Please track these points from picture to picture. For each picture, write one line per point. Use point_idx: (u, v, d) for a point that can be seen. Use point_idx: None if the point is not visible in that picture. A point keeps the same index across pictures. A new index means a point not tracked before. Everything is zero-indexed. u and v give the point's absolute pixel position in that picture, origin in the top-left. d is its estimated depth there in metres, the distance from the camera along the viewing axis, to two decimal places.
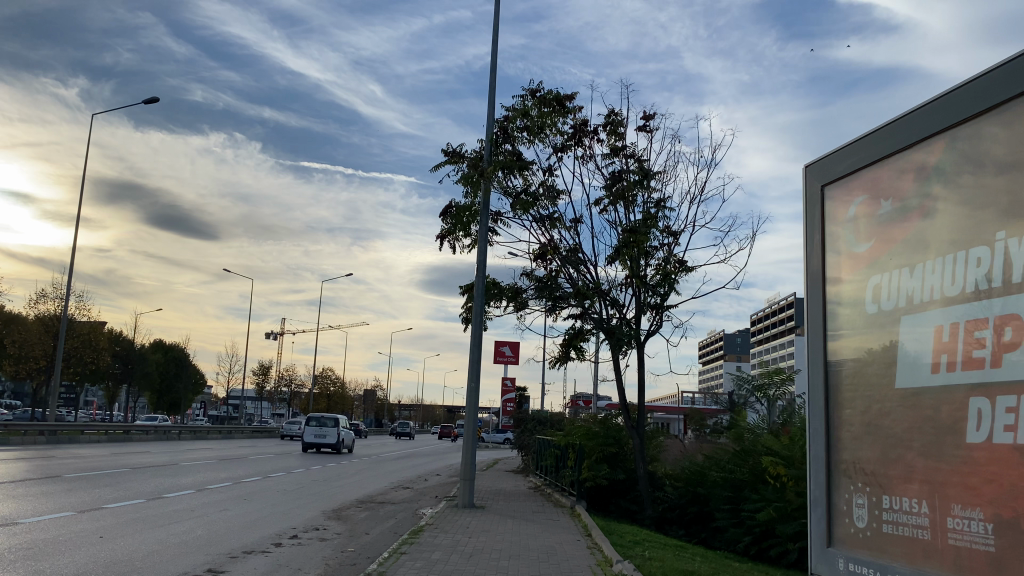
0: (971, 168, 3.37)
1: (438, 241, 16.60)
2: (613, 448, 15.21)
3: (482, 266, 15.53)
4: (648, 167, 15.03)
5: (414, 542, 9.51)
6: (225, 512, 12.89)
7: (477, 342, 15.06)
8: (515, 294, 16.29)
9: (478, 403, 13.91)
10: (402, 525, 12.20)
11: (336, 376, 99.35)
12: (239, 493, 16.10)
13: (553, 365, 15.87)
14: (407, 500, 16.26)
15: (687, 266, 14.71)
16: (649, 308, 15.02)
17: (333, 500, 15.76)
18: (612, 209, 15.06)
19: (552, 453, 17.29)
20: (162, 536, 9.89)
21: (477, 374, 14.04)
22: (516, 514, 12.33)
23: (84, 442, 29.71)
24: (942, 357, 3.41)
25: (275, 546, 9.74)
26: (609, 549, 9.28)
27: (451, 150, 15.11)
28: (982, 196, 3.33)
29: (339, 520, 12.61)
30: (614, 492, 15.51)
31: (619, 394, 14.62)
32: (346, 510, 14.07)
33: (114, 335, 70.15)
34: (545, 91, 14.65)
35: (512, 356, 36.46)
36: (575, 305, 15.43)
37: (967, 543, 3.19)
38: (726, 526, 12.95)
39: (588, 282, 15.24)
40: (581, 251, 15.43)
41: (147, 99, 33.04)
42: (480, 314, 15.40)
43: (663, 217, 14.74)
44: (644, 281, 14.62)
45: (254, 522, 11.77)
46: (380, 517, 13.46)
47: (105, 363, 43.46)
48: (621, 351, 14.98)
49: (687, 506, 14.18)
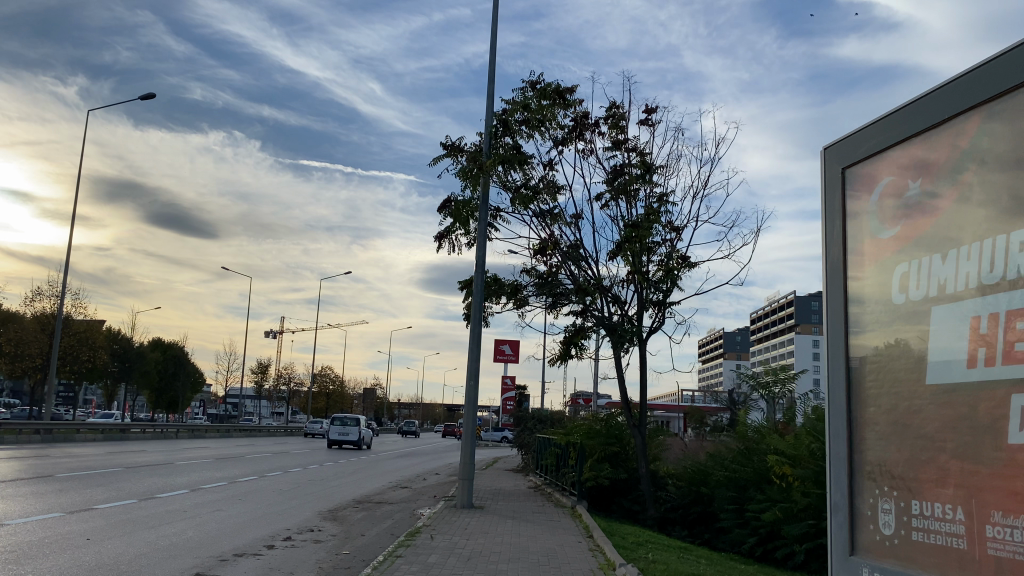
0: (1010, 147, 3.09)
1: (437, 237, 16.30)
2: (614, 447, 14.94)
3: (481, 262, 15.24)
4: (650, 161, 14.74)
5: (411, 544, 9.24)
6: (218, 513, 12.61)
7: (475, 340, 14.77)
8: (515, 291, 16.00)
9: (476, 401, 13.63)
10: (399, 526, 11.91)
11: (335, 374, 99.12)
12: (234, 493, 15.83)
13: (553, 363, 15.59)
14: (405, 500, 16.01)
15: (690, 262, 14.42)
16: (651, 305, 14.74)
17: (330, 500, 15.49)
18: (613, 204, 14.77)
19: (552, 452, 17.04)
20: (151, 538, 9.63)
21: (476, 372, 13.77)
22: (515, 515, 12.05)
23: (79, 440, 29.41)
24: (979, 351, 3.13)
25: (268, 549, 9.47)
26: (612, 552, 9.00)
27: (450, 144, 14.83)
28: (1017, 177, 3.06)
29: (334, 521, 12.34)
30: (616, 492, 15.23)
31: (621, 392, 14.33)
32: (342, 511, 13.79)
33: (112, 333, 69.80)
34: (545, 83, 14.36)
35: (512, 355, 36.20)
36: (576, 302, 15.15)
37: (1008, 554, 2.92)
38: (731, 527, 12.70)
39: (589, 278, 14.95)
40: (582, 247, 15.14)
41: (143, 94, 32.68)
42: (479, 312, 15.14)
43: (666, 212, 14.44)
44: (647, 277, 14.34)
45: (248, 524, 11.50)
46: (377, 518, 13.18)
47: (102, 362, 43.13)
48: (622, 348, 14.69)
49: (690, 507, 13.93)
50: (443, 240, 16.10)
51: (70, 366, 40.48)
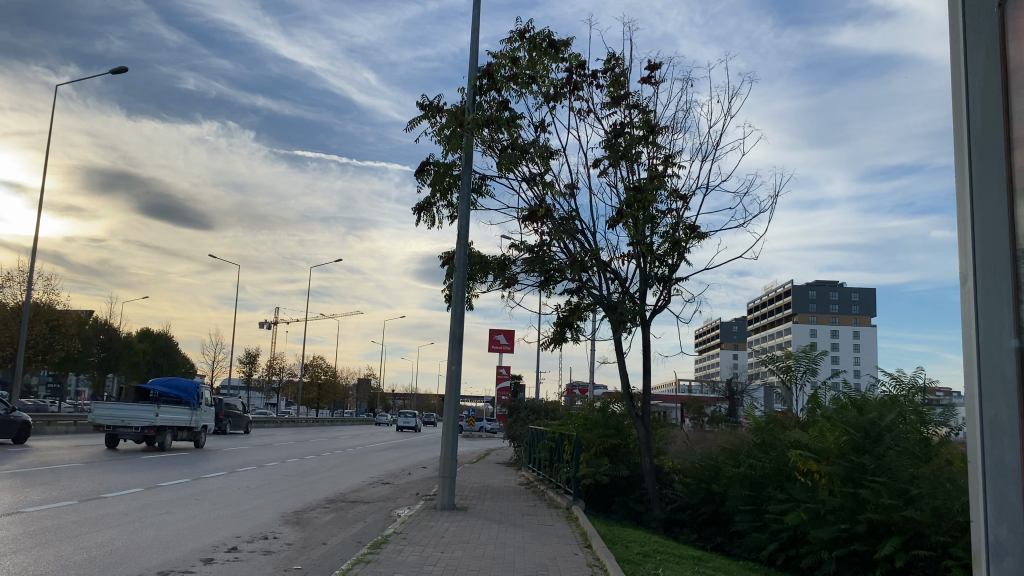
0: None
1: (417, 209, 14.71)
2: (614, 440, 13.47)
3: (466, 235, 13.68)
4: (654, 120, 13.15)
5: (373, 557, 7.77)
6: (164, 516, 11.09)
7: (459, 322, 13.22)
8: (503, 268, 14.45)
9: (459, 389, 12.09)
10: (368, 532, 10.42)
11: (327, 365, 97.31)
12: (193, 491, 14.31)
13: (547, 347, 14.05)
14: (383, 499, 14.53)
15: (699, 232, 12.85)
16: (655, 281, 13.20)
17: (298, 499, 13.97)
18: (612, 169, 13.23)
19: (545, 445, 15.56)
20: (65, 552, 8.09)
21: (459, 355, 12.24)
22: (502, 518, 10.56)
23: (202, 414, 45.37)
24: None
25: (202, 564, 7.96)
26: (615, 566, 7.50)
27: (428, 103, 13.23)
28: None
29: (296, 526, 10.82)
30: (615, 490, 13.75)
31: (622, 378, 12.79)
32: (308, 512, 12.26)
33: (98, 323, 68.08)
34: (536, 31, 12.79)
35: (504, 345, 34.65)
36: (571, 279, 13.62)
37: None
38: (746, 530, 11.21)
39: (585, 252, 13.36)
40: (577, 218, 13.57)
41: (116, 68, 30.79)
42: (463, 291, 13.60)
43: (672, 175, 12.85)
44: (651, 249, 12.81)
45: (188, 531, 9.95)
46: (346, 521, 11.64)
47: (77, 351, 41.31)
48: (623, 330, 13.14)
49: (698, 507, 12.43)
50: (423, 213, 14.53)
51: (43, 356, 38.69)
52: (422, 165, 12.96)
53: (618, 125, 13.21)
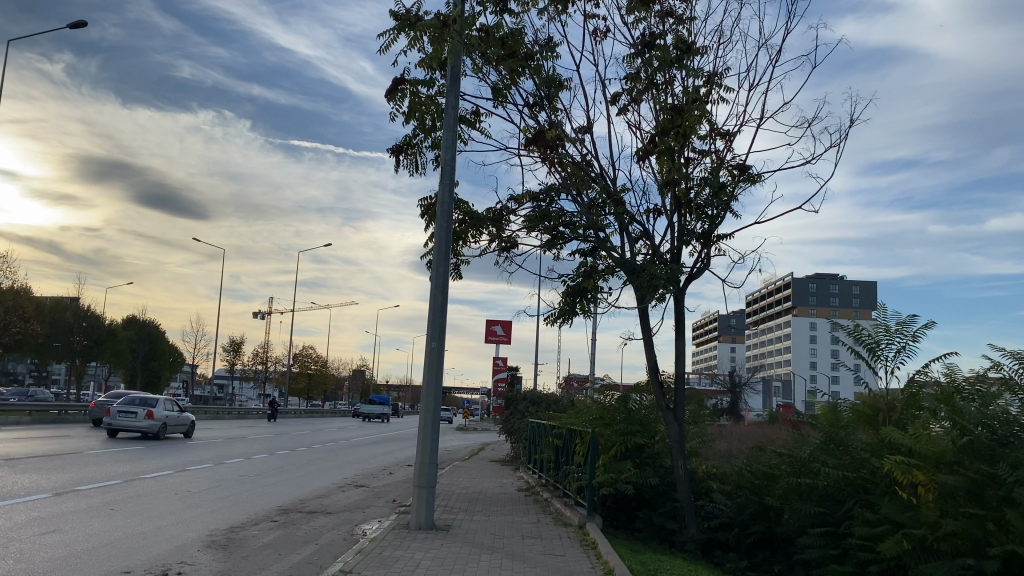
0: None
1: (397, 154, 11.96)
2: (639, 439, 10.74)
3: (451, 181, 10.91)
4: (690, 32, 10.38)
5: None
6: (46, 538, 8.32)
7: (444, 290, 10.49)
8: (499, 225, 11.72)
9: (442, 372, 9.38)
10: (317, 562, 7.73)
11: (316, 354, 94.42)
12: (116, 499, 11.56)
13: (553, 323, 11.30)
14: (350, 509, 11.84)
15: (750, 175, 10.11)
16: (691, 239, 10.43)
17: (244, 509, 11.30)
18: (639, 97, 10.49)
19: (550, 444, 12.92)
20: None
21: (441, 330, 9.52)
22: (492, 545, 7.87)
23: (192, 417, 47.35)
24: None
25: None
26: None
27: (405, 13, 10.45)
28: None
29: (220, 551, 8.13)
30: (639, 501, 11.10)
31: (652, 360, 10.07)
32: (246, 530, 9.53)
33: (79, 308, 64.53)
34: None
35: (502, 335, 31.92)
36: (584, 237, 10.87)
37: None
38: (818, 558, 8.53)
39: (603, 201, 10.60)
40: (593, 160, 10.79)
41: (76, 21, 27.76)
42: (447, 251, 10.85)
43: (715, 101, 10.10)
44: (688, 195, 10.06)
45: (60, 565, 7.16)
46: (292, 543, 8.94)
47: (37, 331, 38.22)
48: (652, 298, 10.41)
49: (748, 525, 9.79)
50: (401, 156, 11.76)
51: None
52: (397, 86, 10.14)
53: (647, 38, 10.43)
